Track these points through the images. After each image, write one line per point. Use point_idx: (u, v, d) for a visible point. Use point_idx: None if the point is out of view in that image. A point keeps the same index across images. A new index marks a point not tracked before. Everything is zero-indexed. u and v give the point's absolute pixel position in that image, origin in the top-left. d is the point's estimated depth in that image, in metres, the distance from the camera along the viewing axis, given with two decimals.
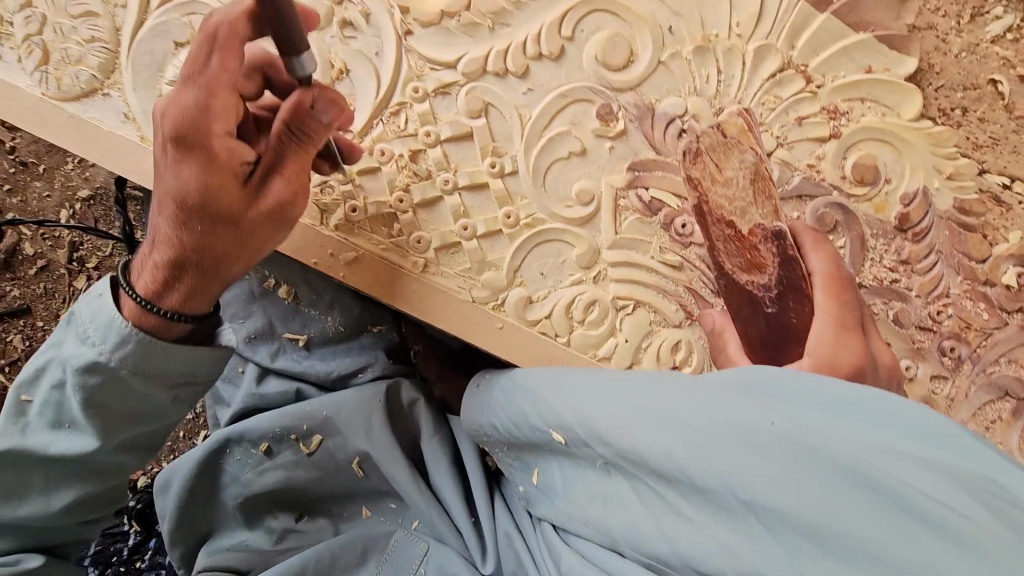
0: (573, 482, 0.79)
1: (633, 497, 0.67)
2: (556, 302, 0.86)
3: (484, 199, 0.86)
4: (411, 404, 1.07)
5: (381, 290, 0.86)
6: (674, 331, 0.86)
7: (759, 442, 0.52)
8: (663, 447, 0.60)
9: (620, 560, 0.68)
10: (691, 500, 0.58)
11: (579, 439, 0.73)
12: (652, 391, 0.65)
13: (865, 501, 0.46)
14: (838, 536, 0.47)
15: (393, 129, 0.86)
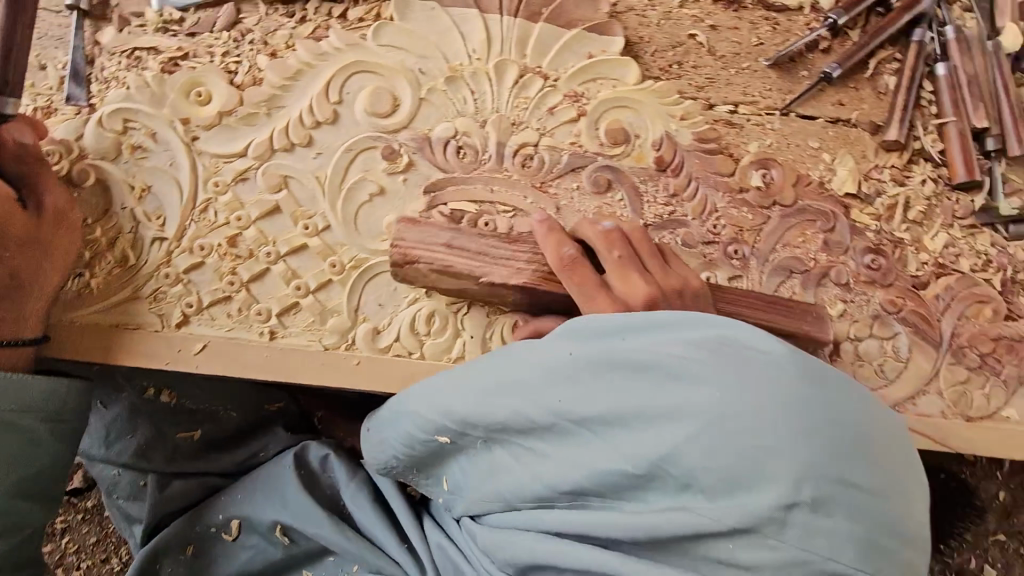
0: (463, 474, 0.82)
1: (505, 461, 0.73)
2: (400, 325, 0.94)
3: (307, 257, 0.95)
4: (322, 460, 1.11)
5: (237, 367, 0.91)
6: (511, 315, 0.95)
7: (573, 368, 0.65)
8: (513, 406, 0.68)
9: (514, 520, 0.72)
10: (543, 438, 0.68)
11: (449, 427, 0.78)
12: (490, 365, 0.74)
13: (653, 380, 0.60)
14: (638, 417, 0.59)
15: (207, 223, 0.94)
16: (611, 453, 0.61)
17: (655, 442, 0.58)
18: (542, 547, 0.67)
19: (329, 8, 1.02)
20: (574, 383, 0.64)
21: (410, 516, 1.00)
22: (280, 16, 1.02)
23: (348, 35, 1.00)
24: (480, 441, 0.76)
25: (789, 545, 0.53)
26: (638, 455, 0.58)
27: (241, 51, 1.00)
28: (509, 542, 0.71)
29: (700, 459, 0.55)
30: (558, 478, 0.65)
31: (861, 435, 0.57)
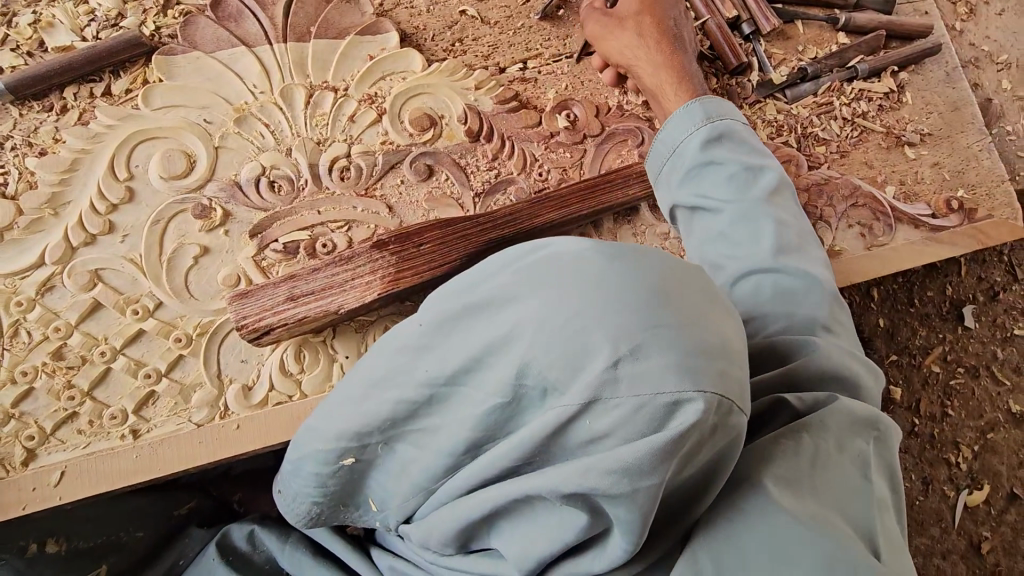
0: (384, 483, 0.78)
1: (413, 453, 0.70)
2: (269, 373, 0.90)
3: (148, 342, 0.89)
4: (249, 536, 1.08)
5: (107, 481, 0.83)
6: (379, 320, 0.94)
7: (412, 342, 0.61)
8: (385, 399, 0.65)
9: (438, 502, 0.70)
10: (425, 418, 0.64)
11: (346, 447, 0.73)
12: (358, 372, 0.70)
13: (478, 320, 0.57)
14: (476, 354, 0.56)
15: (22, 347, 0.85)
16: (474, 399, 0.58)
17: (497, 370, 0.55)
18: (467, 514, 0.64)
19: (89, 89, 0.97)
20: (421, 351, 0.61)
21: (358, 552, 0.97)
22: (37, 113, 0.95)
23: (118, 109, 0.96)
24: (382, 446, 0.71)
25: (628, 402, 0.49)
26: (490, 388, 0.56)
27: (4, 159, 0.92)
28: (442, 525, 0.68)
29: (533, 365, 0.52)
30: (453, 443, 0.62)
31: (670, 278, 0.52)
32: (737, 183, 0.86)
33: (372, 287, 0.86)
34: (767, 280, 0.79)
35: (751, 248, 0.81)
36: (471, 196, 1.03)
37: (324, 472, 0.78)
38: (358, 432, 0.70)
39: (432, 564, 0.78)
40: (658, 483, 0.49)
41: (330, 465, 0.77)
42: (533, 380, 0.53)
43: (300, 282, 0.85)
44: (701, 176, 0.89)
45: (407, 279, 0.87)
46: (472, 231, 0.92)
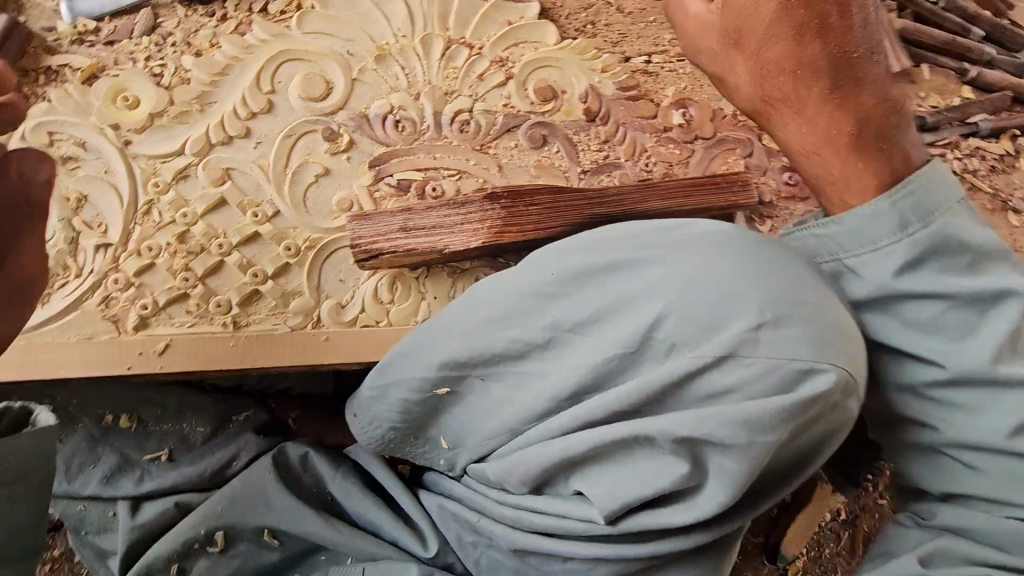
0: (463, 419, 0.82)
1: (503, 397, 0.73)
2: (363, 297, 0.95)
3: (260, 245, 0.95)
4: (303, 458, 1.08)
5: (205, 362, 0.89)
6: (471, 269, 0.98)
7: (541, 285, 0.67)
8: (506, 334, 0.69)
9: (517, 443, 0.72)
10: (531, 361, 0.69)
11: (439, 377, 0.76)
12: (464, 308, 0.75)
13: (616, 276, 0.64)
14: (615, 306, 0.63)
15: (151, 224, 0.92)
16: (599, 346, 0.63)
17: (636, 322, 0.60)
18: (557, 462, 0.65)
19: (248, 4, 1.03)
20: (553, 298, 0.67)
21: (407, 493, 1.02)
22: (199, 17, 1.02)
23: (272, 26, 1.02)
24: (476, 381, 0.74)
25: (763, 360, 0.55)
26: (621, 337, 0.61)
27: (164, 53, 0.99)
28: (524, 469, 0.71)
29: (674, 319, 0.58)
30: (559, 389, 0.65)
31: (797, 271, 0.61)
32: (960, 331, 0.64)
33: (477, 236, 0.90)
34: (991, 460, 0.63)
35: (981, 423, 0.63)
36: (577, 172, 1.06)
37: (413, 398, 0.85)
38: (456, 362, 0.73)
39: (498, 504, 0.84)
40: (775, 441, 0.55)
41: (419, 391, 0.82)
42: (673, 337, 0.58)
43: (415, 214, 0.91)
44: (930, 322, 0.65)
45: (510, 237, 0.90)
46: (579, 205, 0.95)
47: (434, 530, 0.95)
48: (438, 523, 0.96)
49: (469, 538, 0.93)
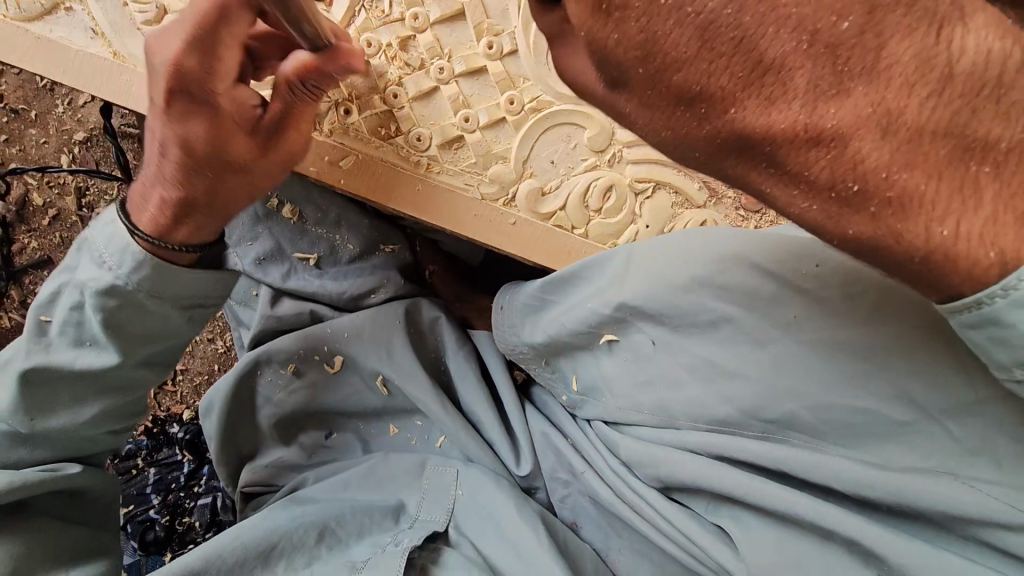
0: (617, 377, 0.77)
1: (686, 381, 0.71)
2: (570, 192, 0.81)
3: (483, 85, 0.79)
4: (433, 322, 1.09)
5: (386, 195, 0.81)
6: (698, 212, 0.81)
7: (802, 285, 0.65)
8: (708, 313, 0.68)
9: (680, 434, 0.71)
10: (745, 360, 0.67)
11: (622, 321, 0.74)
12: (688, 251, 0.71)
13: (880, 340, 0.61)
14: (819, 324, 0.64)
15: (377, 15, 0.77)
16: (812, 373, 0.63)
17: (836, 360, 0.63)
18: (710, 478, 0.67)
19: None
20: (772, 303, 0.66)
21: (517, 400, 1.01)
22: None
23: None
24: (651, 339, 0.73)
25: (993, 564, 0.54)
26: (833, 368, 0.62)
27: None
28: (674, 462, 0.70)
29: (886, 375, 0.60)
30: (753, 400, 0.66)
31: None
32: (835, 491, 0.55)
33: None
34: None
35: None
36: None
37: (581, 327, 0.77)
38: (653, 316, 0.72)
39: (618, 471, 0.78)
40: None
41: (588, 330, 0.77)
42: (875, 393, 0.60)
43: None
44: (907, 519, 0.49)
45: None
46: None
47: (530, 453, 0.95)
48: (537, 446, 0.96)
49: (563, 475, 0.92)
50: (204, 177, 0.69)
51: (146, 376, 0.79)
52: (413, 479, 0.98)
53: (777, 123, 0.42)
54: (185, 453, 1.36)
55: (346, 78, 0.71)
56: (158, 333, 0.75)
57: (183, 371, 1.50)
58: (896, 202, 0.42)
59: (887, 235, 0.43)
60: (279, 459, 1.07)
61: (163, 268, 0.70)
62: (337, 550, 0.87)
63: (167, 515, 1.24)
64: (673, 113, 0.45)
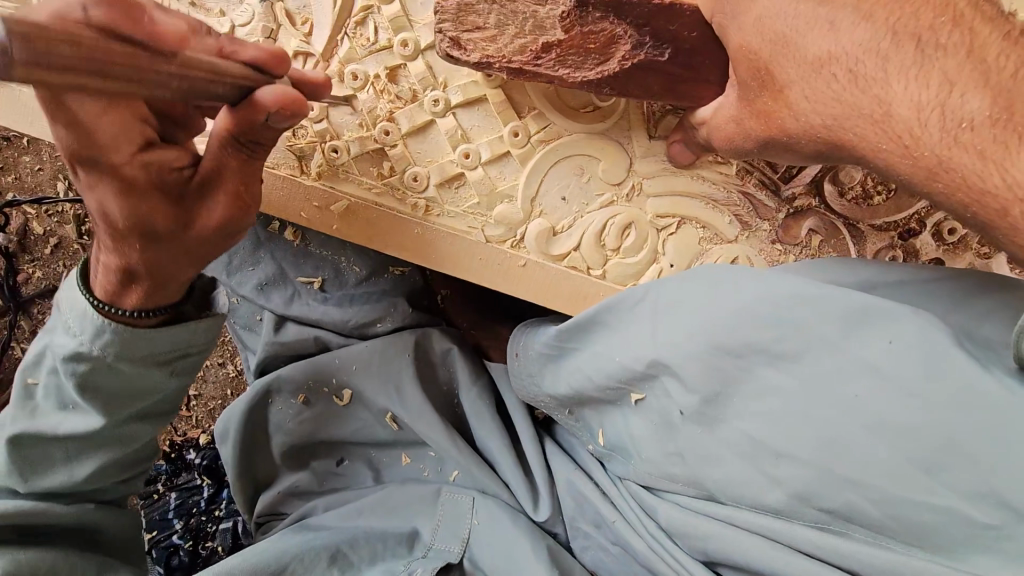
0: (641, 436, 0.71)
1: (721, 452, 0.62)
2: (585, 231, 0.73)
3: (484, 115, 0.71)
4: (445, 354, 1.03)
5: (382, 240, 0.75)
6: (728, 248, 0.73)
7: (871, 355, 0.52)
8: (738, 370, 0.60)
9: (720, 508, 0.63)
10: (787, 431, 0.56)
11: (649, 377, 0.67)
12: (725, 309, 0.61)
13: (972, 423, 0.47)
14: (889, 406, 0.50)
15: (363, 44, 0.69)
16: (869, 459, 0.51)
17: (900, 441, 0.50)
18: (767, 560, 0.58)
19: None
20: (824, 372, 0.54)
21: (534, 438, 0.95)
22: None
23: None
24: (679, 408, 0.65)
25: None
26: (891, 455, 0.50)
27: None
28: (714, 535, 0.63)
29: (973, 461, 0.47)
30: (804, 486, 0.55)
31: None
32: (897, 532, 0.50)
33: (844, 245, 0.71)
34: None
35: None
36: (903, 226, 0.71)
37: (604, 380, 0.71)
38: (682, 377, 0.63)
39: (653, 533, 0.73)
40: None
41: (611, 384, 0.71)
42: (956, 485, 0.47)
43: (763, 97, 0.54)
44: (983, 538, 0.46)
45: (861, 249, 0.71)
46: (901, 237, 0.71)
47: (551, 498, 0.89)
48: (560, 490, 0.90)
49: (588, 526, 0.85)
50: (133, 252, 0.59)
51: (139, 429, 0.74)
52: (429, 505, 0.94)
53: (839, 120, 0.48)
54: (204, 478, 1.34)
55: (289, 124, 0.56)
56: (139, 390, 0.70)
57: (197, 396, 1.48)
58: (969, 150, 0.41)
59: (965, 192, 0.42)
60: (292, 485, 1.03)
61: (124, 333, 0.64)
62: (349, 575, 0.85)
63: (189, 540, 1.24)
64: (843, 90, 0.47)
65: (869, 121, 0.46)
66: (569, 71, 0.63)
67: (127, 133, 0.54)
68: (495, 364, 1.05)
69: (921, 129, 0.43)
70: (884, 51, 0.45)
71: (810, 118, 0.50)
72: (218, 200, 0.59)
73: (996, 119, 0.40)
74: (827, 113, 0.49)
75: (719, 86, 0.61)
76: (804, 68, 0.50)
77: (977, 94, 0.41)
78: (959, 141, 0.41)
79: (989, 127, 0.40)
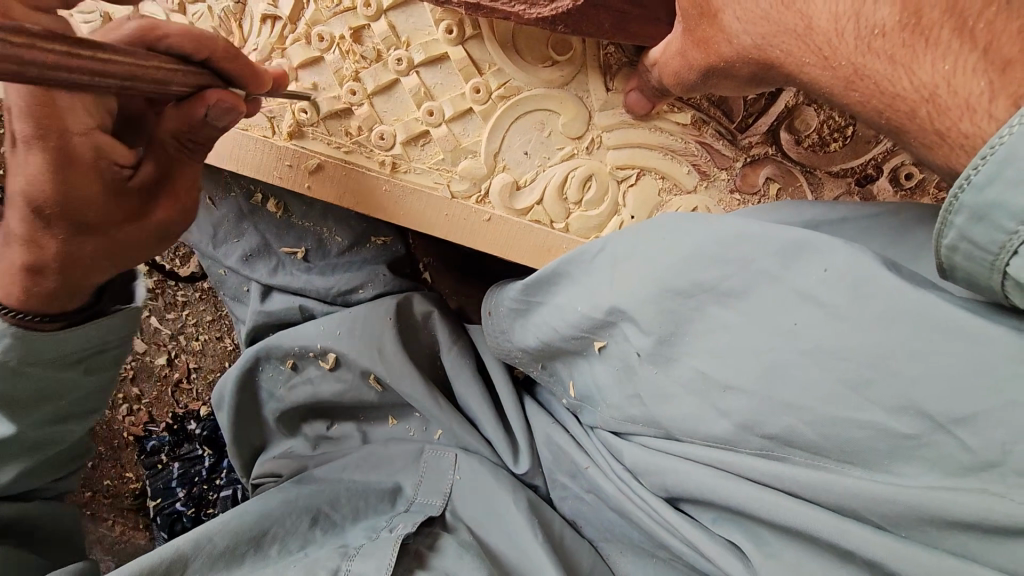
0: (607, 383, 0.73)
1: (676, 393, 0.64)
2: (547, 184, 0.75)
3: (446, 74, 0.73)
4: (425, 317, 1.05)
5: (353, 198, 0.78)
6: (688, 198, 0.74)
7: (810, 288, 0.54)
8: (689, 309, 0.62)
9: (677, 444, 0.65)
10: (735, 366, 0.58)
11: (609, 325, 0.69)
12: (675, 254, 0.63)
13: (896, 342, 0.49)
14: (825, 332, 0.52)
15: (328, 5, 0.71)
16: (806, 387, 0.53)
17: (835, 366, 0.51)
18: (719, 491, 0.60)
19: None
20: (767, 308, 0.57)
21: (512, 395, 0.97)
22: None
23: None
24: (636, 351, 0.67)
25: None
26: (825, 380, 0.52)
27: None
28: (675, 473, 0.64)
29: (901, 379, 0.48)
30: (750, 416, 0.57)
31: None
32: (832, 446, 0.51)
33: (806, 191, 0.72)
34: None
35: None
36: (861, 169, 0.72)
37: (571, 329, 0.73)
38: (637, 321, 0.65)
39: (621, 478, 0.74)
40: None
41: (575, 333, 0.73)
42: (887, 404, 0.49)
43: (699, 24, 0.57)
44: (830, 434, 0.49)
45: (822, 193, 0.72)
46: (861, 180, 0.72)
47: (529, 449, 0.92)
48: (538, 444, 0.92)
49: (563, 477, 0.87)
50: (51, 239, 0.60)
51: (62, 430, 0.73)
52: (411, 462, 0.98)
53: (765, 35, 0.51)
54: (206, 448, 1.38)
55: (227, 124, 0.59)
56: (52, 392, 0.69)
57: (196, 369, 1.47)
58: (879, 55, 0.44)
59: (880, 97, 0.45)
60: (287, 449, 1.08)
61: (30, 337, 0.64)
62: (331, 534, 0.88)
63: (192, 507, 1.31)
64: (769, 8, 0.50)
65: (794, 36, 0.49)
66: (524, 7, 0.64)
67: (86, 107, 0.61)
68: (476, 327, 1.08)
69: (839, 39, 0.46)
70: None
71: (748, 40, 0.53)
72: (157, 200, 0.65)
73: (904, 25, 0.42)
74: (759, 31, 0.52)
75: (669, 24, 0.63)
76: None
77: (887, 1, 0.43)
78: (872, 48, 0.44)
79: (898, 32, 0.43)
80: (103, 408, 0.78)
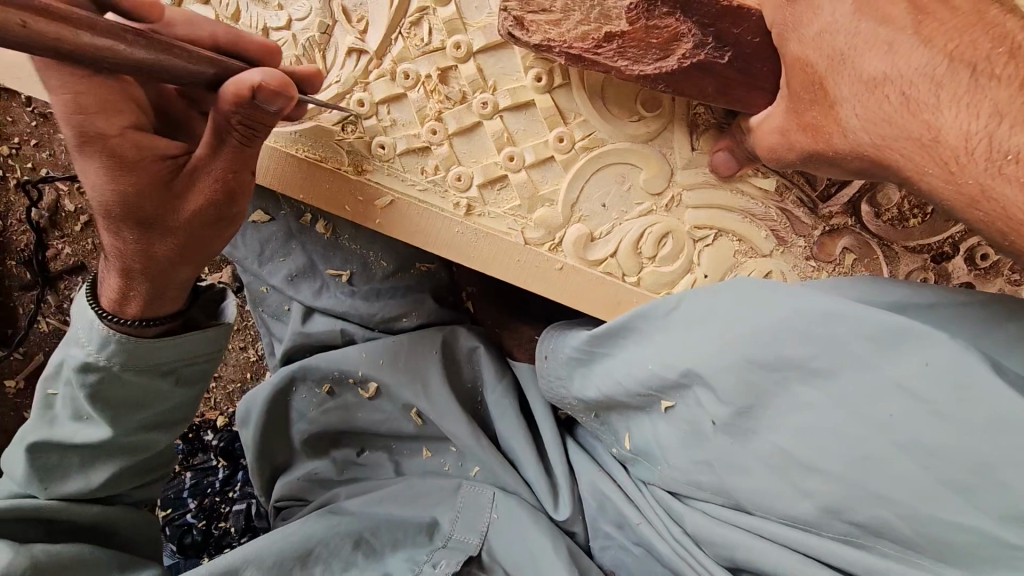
0: (669, 441, 0.72)
1: (754, 465, 0.63)
2: (623, 237, 0.74)
3: (530, 120, 0.72)
4: (470, 352, 1.04)
5: (422, 236, 0.76)
6: (763, 261, 0.74)
7: (909, 380, 0.53)
8: (772, 382, 0.60)
9: (749, 516, 0.66)
10: (823, 449, 0.57)
11: (681, 385, 0.67)
12: (760, 324, 0.61)
13: (1003, 448, 0.49)
14: (924, 426, 0.52)
15: (416, 44, 0.70)
16: (900, 480, 0.54)
17: (935, 466, 0.52)
18: (800, 572, 0.61)
19: None
20: (861, 395, 0.56)
21: (556, 436, 0.96)
22: None
23: None
24: (711, 418, 0.65)
25: None
26: (924, 477, 0.53)
27: None
28: (751, 549, 0.65)
29: (1004, 486, 0.49)
30: (835, 501, 0.58)
31: None
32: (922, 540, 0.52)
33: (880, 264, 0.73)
34: None
35: None
36: (937, 246, 0.72)
37: (637, 386, 0.72)
38: (714, 389, 0.64)
39: (681, 535, 0.73)
40: None
41: (641, 392, 0.72)
42: (986, 507, 0.50)
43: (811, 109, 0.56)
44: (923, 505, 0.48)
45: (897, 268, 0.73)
46: (937, 257, 0.72)
47: (570, 494, 0.90)
48: (581, 489, 0.91)
49: (608, 526, 0.86)
50: (129, 240, 0.62)
51: (152, 437, 0.75)
52: (448, 497, 0.95)
53: (880, 137, 0.51)
54: (221, 460, 1.35)
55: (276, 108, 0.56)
56: (145, 399, 0.71)
57: (216, 378, 1.49)
58: (1010, 177, 0.44)
59: (1005, 220, 0.46)
60: (311, 473, 1.03)
61: (128, 345, 0.66)
62: (372, 560, 0.87)
63: (203, 520, 1.24)
64: (894, 112, 0.49)
65: (916, 144, 0.49)
66: (628, 63, 0.63)
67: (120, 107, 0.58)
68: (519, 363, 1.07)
69: (968, 156, 0.46)
70: (939, 76, 0.47)
71: (867, 131, 0.52)
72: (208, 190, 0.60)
73: None
74: (877, 131, 0.51)
75: (772, 94, 0.63)
76: (857, 86, 0.52)
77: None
78: (1002, 172, 0.45)
79: None
80: (188, 420, 0.78)
